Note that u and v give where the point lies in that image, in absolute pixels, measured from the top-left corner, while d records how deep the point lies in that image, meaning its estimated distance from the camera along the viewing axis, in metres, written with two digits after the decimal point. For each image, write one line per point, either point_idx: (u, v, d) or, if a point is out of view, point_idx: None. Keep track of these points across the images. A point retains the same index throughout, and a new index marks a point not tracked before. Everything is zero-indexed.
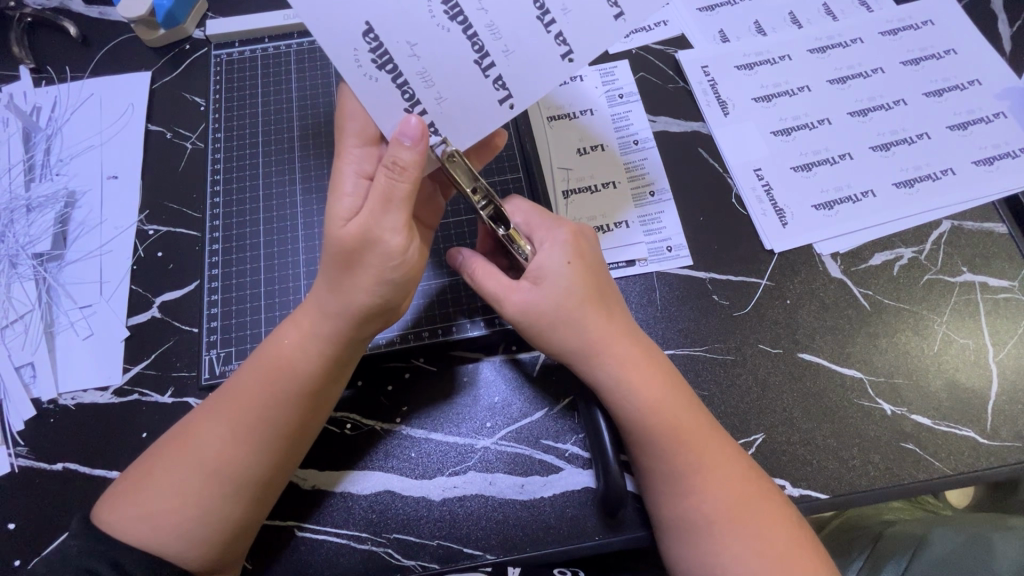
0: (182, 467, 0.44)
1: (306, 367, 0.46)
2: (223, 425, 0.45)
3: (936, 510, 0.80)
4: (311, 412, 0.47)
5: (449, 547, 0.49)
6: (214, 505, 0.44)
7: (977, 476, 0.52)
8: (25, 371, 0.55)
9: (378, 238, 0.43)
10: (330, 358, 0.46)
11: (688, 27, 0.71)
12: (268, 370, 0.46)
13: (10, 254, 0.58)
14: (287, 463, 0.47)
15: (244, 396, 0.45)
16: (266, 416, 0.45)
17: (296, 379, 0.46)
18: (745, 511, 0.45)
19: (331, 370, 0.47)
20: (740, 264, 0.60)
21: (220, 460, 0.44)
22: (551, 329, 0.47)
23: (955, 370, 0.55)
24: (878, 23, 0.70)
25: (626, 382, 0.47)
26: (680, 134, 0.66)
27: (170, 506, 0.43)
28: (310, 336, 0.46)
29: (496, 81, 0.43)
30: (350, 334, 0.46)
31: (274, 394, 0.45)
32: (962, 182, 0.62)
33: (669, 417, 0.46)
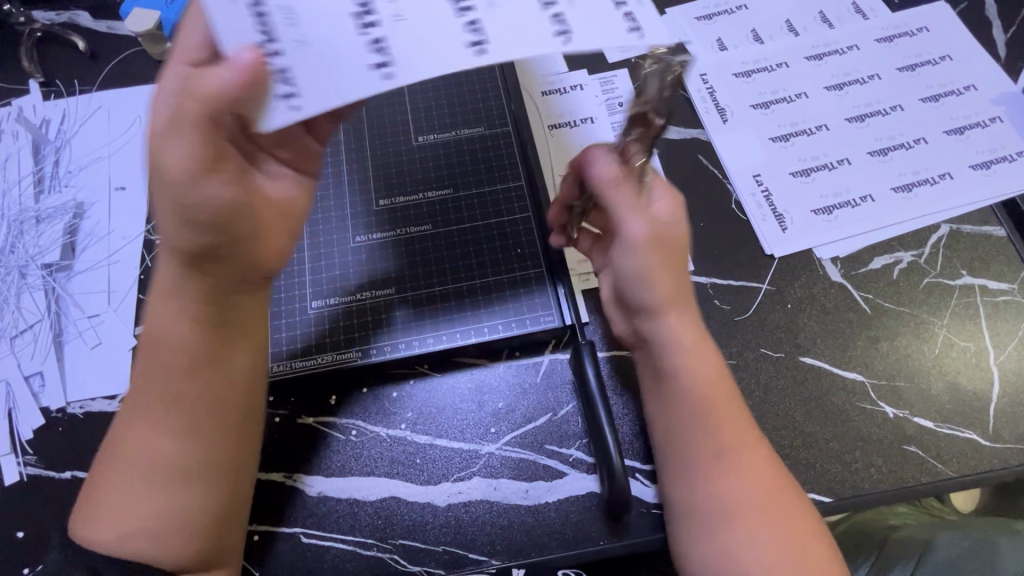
0: (127, 477, 0.43)
1: (182, 332, 0.43)
2: (140, 419, 0.43)
3: (941, 514, 0.80)
4: (216, 382, 0.44)
5: (455, 553, 0.49)
6: (173, 496, 0.43)
7: (980, 479, 0.52)
8: (34, 381, 0.55)
9: (162, 159, 0.37)
10: (212, 329, 0.44)
11: (686, 36, 0.72)
12: (157, 360, 0.43)
13: (19, 265, 0.59)
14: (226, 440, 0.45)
15: (153, 391, 0.43)
16: (172, 394, 0.43)
17: (179, 350, 0.43)
18: (770, 504, 0.44)
19: (216, 330, 0.44)
20: (740, 269, 0.60)
21: (156, 457, 0.43)
22: (658, 273, 0.46)
23: (956, 373, 0.56)
24: (873, 30, 0.71)
25: (699, 357, 0.47)
26: (680, 141, 0.66)
27: (130, 513, 0.42)
28: (172, 307, 0.42)
29: (469, 24, 0.37)
30: (209, 297, 0.43)
31: (173, 378, 0.43)
32: (960, 186, 0.63)
33: (727, 399, 0.47)
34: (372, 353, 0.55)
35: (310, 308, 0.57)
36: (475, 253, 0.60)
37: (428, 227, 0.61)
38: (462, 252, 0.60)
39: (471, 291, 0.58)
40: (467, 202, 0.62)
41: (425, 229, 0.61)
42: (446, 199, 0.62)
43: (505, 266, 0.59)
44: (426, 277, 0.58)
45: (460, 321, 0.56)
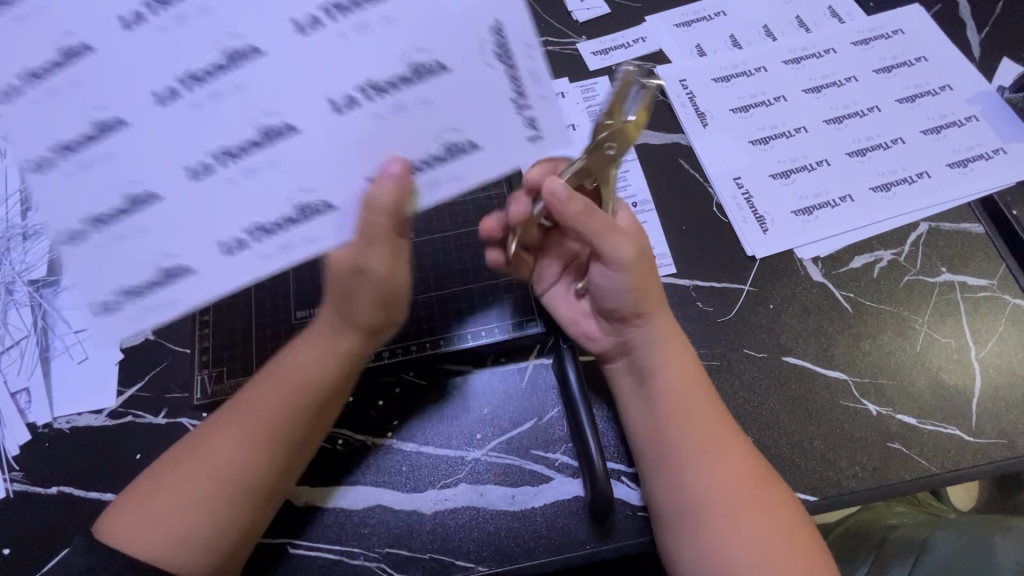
0: (182, 471, 0.44)
1: (317, 378, 0.47)
2: (229, 434, 0.45)
3: (939, 512, 0.80)
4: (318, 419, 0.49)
5: (442, 560, 0.49)
6: (216, 514, 0.44)
7: (964, 474, 0.52)
8: (20, 397, 0.55)
9: None
10: (344, 372, 0.48)
11: (666, 43, 0.74)
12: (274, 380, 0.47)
13: (5, 281, 0.59)
14: (290, 467, 0.48)
15: (254, 400, 0.46)
16: (276, 427, 0.46)
17: (306, 391, 0.46)
18: (759, 493, 0.46)
19: (345, 372, 0.48)
20: (723, 272, 0.61)
21: (223, 461, 0.45)
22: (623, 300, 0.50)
23: (938, 369, 0.56)
24: (849, 33, 0.73)
25: (661, 372, 0.50)
26: (660, 146, 0.67)
27: (173, 521, 0.43)
28: (331, 330, 0.47)
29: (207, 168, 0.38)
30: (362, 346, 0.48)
31: (282, 401, 0.46)
32: (937, 184, 0.64)
33: (689, 413, 0.48)
34: None
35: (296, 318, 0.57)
36: (457, 263, 0.59)
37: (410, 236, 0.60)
38: (446, 261, 0.59)
39: (457, 298, 0.58)
40: (450, 207, 0.62)
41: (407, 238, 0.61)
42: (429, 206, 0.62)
43: (488, 274, 0.59)
44: None
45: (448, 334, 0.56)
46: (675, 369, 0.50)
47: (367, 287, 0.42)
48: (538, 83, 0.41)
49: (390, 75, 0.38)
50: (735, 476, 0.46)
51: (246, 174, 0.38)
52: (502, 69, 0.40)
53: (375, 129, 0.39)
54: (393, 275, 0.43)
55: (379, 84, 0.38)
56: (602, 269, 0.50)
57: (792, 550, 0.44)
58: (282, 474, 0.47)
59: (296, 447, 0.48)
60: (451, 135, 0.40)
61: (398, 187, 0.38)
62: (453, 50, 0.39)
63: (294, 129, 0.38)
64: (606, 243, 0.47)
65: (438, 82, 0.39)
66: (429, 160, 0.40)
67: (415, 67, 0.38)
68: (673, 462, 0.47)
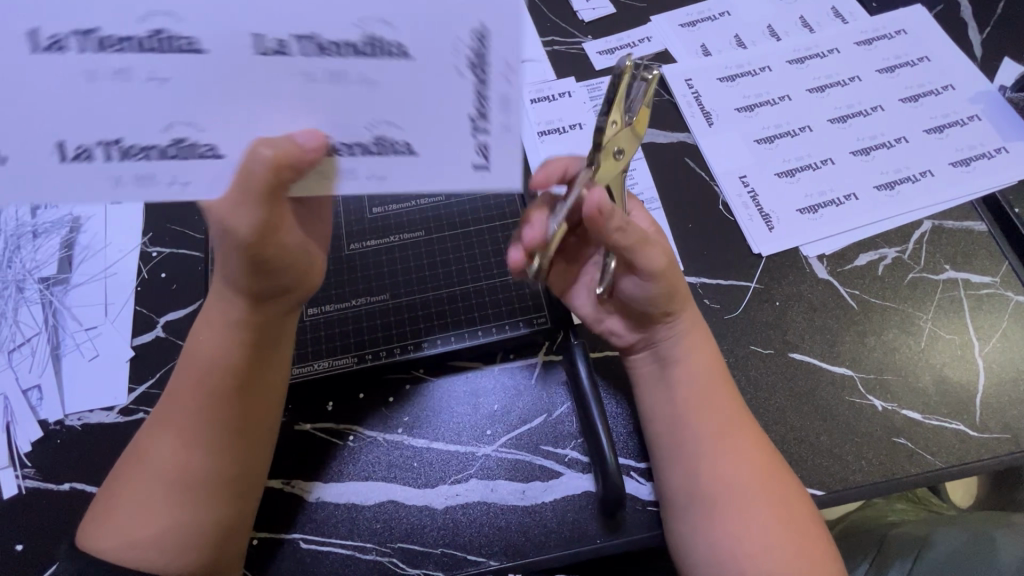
0: (136, 478, 0.46)
1: (222, 361, 0.48)
2: (172, 432, 0.47)
3: (939, 509, 0.81)
4: (252, 399, 0.48)
5: (453, 555, 0.50)
6: (187, 514, 0.45)
7: (968, 469, 0.53)
8: (31, 394, 0.55)
9: None
10: (251, 347, 0.48)
11: (671, 43, 0.74)
12: (192, 374, 0.48)
13: (16, 279, 0.60)
14: (246, 454, 0.48)
15: (179, 399, 0.47)
16: (214, 415, 0.47)
17: (223, 374, 0.47)
18: (771, 480, 0.47)
19: (251, 351, 0.48)
20: (729, 269, 0.61)
21: (170, 461, 0.46)
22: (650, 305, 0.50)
23: (942, 365, 0.57)
24: (852, 33, 0.73)
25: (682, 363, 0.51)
26: (667, 144, 0.68)
27: (145, 524, 0.45)
28: (223, 309, 0.48)
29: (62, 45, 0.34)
30: (264, 317, 0.48)
31: (206, 392, 0.47)
32: (940, 182, 0.64)
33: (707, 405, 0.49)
34: (367, 357, 0.56)
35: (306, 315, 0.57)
36: (467, 261, 0.60)
37: (421, 234, 0.62)
38: (455, 258, 0.60)
39: (466, 296, 0.58)
40: (458, 207, 0.63)
41: (417, 236, 0.62)
42: (438, 205, 0.63)
43: (497, 271, 0.60)
44: (419, 283, 0.59)
45: (459, 330, 0.57)
46: (695, 357, 0.51)
47: (241, 245, 0.42)
48: (504, 98, 0.37)
49: (342, 39, 0.35)
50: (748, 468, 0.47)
51: (117, 75, 0.35)
52: (471, 79, 0.36)
53: (295, 85, 0.36)
54: (275, 238, 0.43)
55: (326, 43, 0.35)
56: (634, 278, 0.49)
57: (799, 536, 0.45)
58: (240, 461, 0.48)
59: (239, 432, 0.47)
60: (376, 126, 0.37)
61: (288, 148, 0.36)
62: (426, 53, 0.36)
63: (199, 50, 0.35)
64: (640, 254, 0.46)
65: (395, 67, 0.36)
66: (349, 145, 0.38)
67: (371, 39, 0.35)
68: (690, 446, 0.48)
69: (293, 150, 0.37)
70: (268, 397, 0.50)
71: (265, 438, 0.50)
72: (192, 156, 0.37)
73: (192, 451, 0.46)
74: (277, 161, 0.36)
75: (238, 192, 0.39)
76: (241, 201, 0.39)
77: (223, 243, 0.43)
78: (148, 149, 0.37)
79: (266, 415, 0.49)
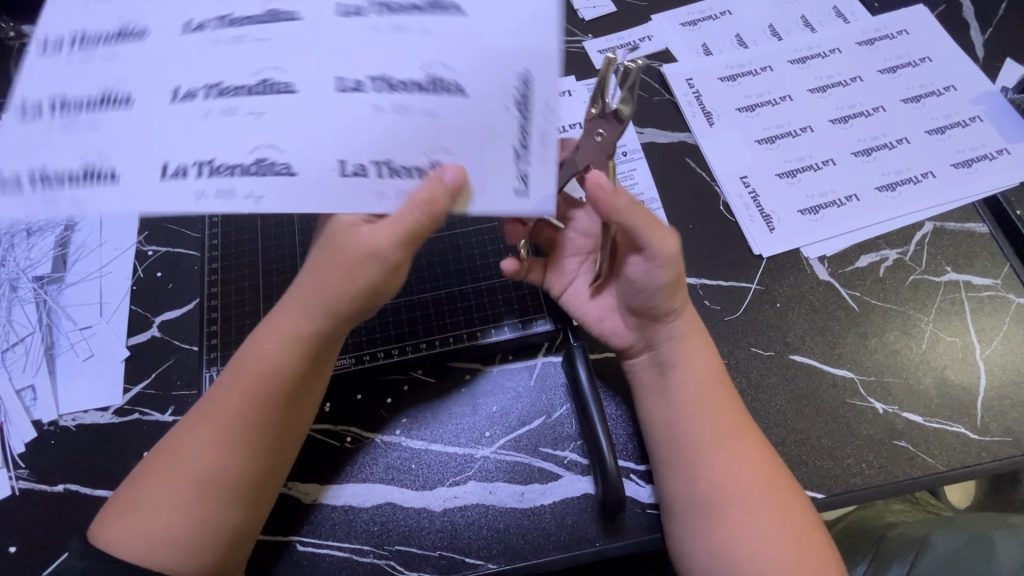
0: (167, 474, 0.44)
1: (279, 367, 0.45)
2: (210, 434, 0.44)
3: (936, 510, 0.81)
4: (297, 409, 0.47)
5: (451, 558, 0.49)
6: (210, 516, 0.44)
7: (969, 471, 0.53)
8: (25, 395, 0.55)
9: None
10: (312, 359, 0.46)
11: (672, 42, 0.74)
12: (245, 376, 0.45)
13: (10, 278, 0.59)
14: (279, 460, 0.47)
15: (226, 400, 0.45)
16: (258, 421, 0.45)
17: (275, 380, 0.45)
18: (771, 485, 0.46)
19: (310, 361, 0.46)
20: (729, 270, 0.61)
21: (205, 463, 0.44)
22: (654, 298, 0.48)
23: (943, 368, 0.56)
24: (854, 33, 0.73)
25: (686, 365, 0.50)
26: (667, 144, 0.68)
27: (168, 523, 0.43)
28: (303, 316, 0.44)
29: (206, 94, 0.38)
30: (334, 332, 0.46)
31: (255, 398, 0.45)
32: (942, 184, 0.64)
33: (710, 407, 0.49)
34: (365, 358, 0.55)
35: None
36: (466, 262, 0.60)
37: None
38: (454, 260, 0.60)
39: (466, 296, 0.58)
40: None
41: None
42: None
43: (496, 271, 0.59)
44: (417, 284, 0.59)
45: (458, 331, 0.56)
46: (694, 361, 0.50)
47: (382, 268, 0.41)
48: (549, 123, 0.38)
49: (409, 79, 0.37)
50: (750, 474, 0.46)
51: (224, 112, 0.38)
52: (516, 114, 0.38)
53: (360, 117, 0.38)
54: (403, 267, 0.43)
55: (394, 78, 0.37)
56: (641, 264, 0.47)
57: (801, 542, 0.45)
58: (273, 467, 0.46)
59: (280, 439, 0.46)
60: (438, 155, 0.38)
61: (440, 189, 0.38)
62: (483, 101, 0.38)
63: (292, 91, 0.38)
64: (647, 233, 0.45)
65: (450, 109, 0.38)
66: (403, 169, 0.38)
67: (433, 81, 0.37)
68: (689, 451, 0.48)
69: (447, 192, 0.38)
70: (309, 405, 0.48)
71: (298, 444, 0.49)
72: (270, 173, 0.38)
73: (230, 455, 0.44)
74: (442, 195, 0.38)
75: (401, 232, 0.39)
76: (409, 234, 0.40)
77: (346, 270, 0.42)
78: (232, 168, 0.37)
79: (303, 423, 0.48)
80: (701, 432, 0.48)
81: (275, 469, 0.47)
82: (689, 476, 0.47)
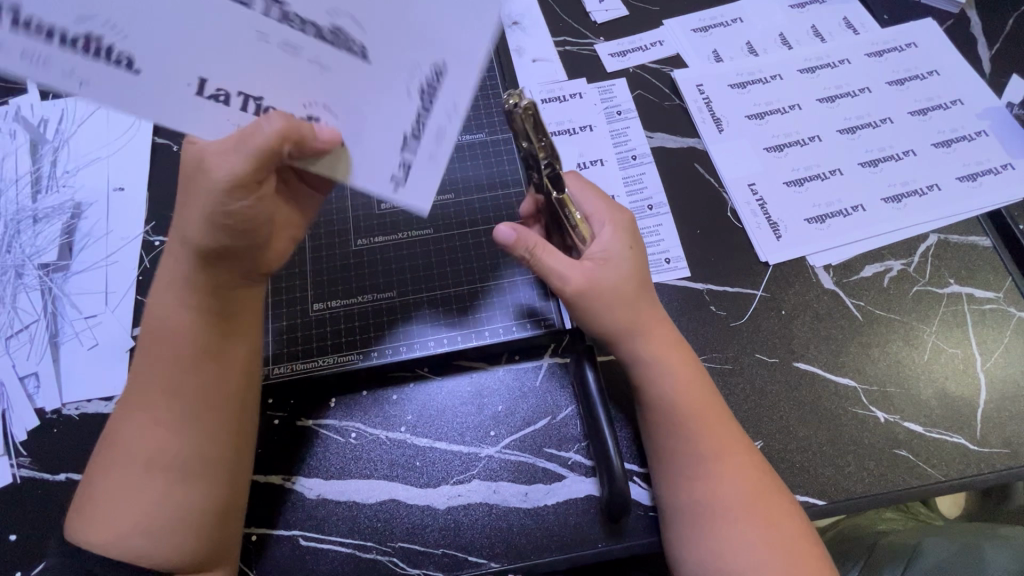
0: (113, 467, 0.43)
1: (181, 327, 0.45)
2: (141, 413, 0.44)
3: (928, 519, 0.82)
4: (220, 367, 0.46)
5: (454, 556, 0.50)
6: (169, 495, 0.43)
7: (967, 482, 0.53)
8: (28, 382, 0.55)
9: None
10: (209, 312, 0.46)
11: (683, 47, 0.74)
12: (153, 343, 0.46)
13: (15, 265, 0.59)
14: (224, 427, 0.46)
15: (147, 373, 0.45)
16: (185, 385, 0.45)
17: (180, 341, 0.45)
18: (761, 502, 0.46)
19: (212, 316, 0.46)
20: (736, 276, 0.61)
21: (146, 445, 0.44)
22: (604, 307, 0.49)
23: (945, 379, 0.57)
24: (864, 44, 0.73)
25: (666, 370, 0.49)
26: (676, 149, 0.68)
27: (127, 513, 0.42)
28: (178, 269, 0.45)
29: None
30: (222, 278, 0.46)
31: (167, 363, 0.45)
32: (947, 197, 0.65)
33: (699, 415, 0.48)
34: (373, 355, 0.55)
35: (311, 309, 0.57)
36: (475, 261, 0.60)
37: (429, 231, 0.61)
38: (463, 260, 0.60)
39: (474, 296, 0.58)
40: (468, 206, 0.63)
41: (427, 234, 0.61)
42: (447, 203, 0.63)
43: (505, 272, 0.59)
44: (427, 282, 0.59)
45: (416, 306, 0.58)
46: (678, 372, 0.50)
47: (210, 188, 0.41)
48: (442, 127, 0.43)
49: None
50: (735, 486, 0.46)
51: None
52: (417, 102, 0.42)
53: None
54: (251, 198, 0.42)
55: None
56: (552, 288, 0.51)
57: (789, 559, 0.45)
58: (216, 433, 0.46)
59: (213, 400, 0.46)
60: (314, 109, 0.41)
61: (300, 127, 0.39)
62: (390, 68, 0.40)
63: None
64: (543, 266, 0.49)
65: (355, 68, 0.40)
66: None
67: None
68: (683, 466, 0.48)
69: (302, 133, 0.39)
70: (234, 367, 0.47)
71: (242, 412, 0.48)
72: None
73: (167, 432, 0.44)
74: (285, 131, 0.39)
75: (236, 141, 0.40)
76: (243, 155, 0.40)
77: (191, 189, 0.43)
78: None
79: (237, 389, 0.47)
80: (696, 447, 0.48)
81: (224, 438, 0.46)
82: (679, 488, 0.47)
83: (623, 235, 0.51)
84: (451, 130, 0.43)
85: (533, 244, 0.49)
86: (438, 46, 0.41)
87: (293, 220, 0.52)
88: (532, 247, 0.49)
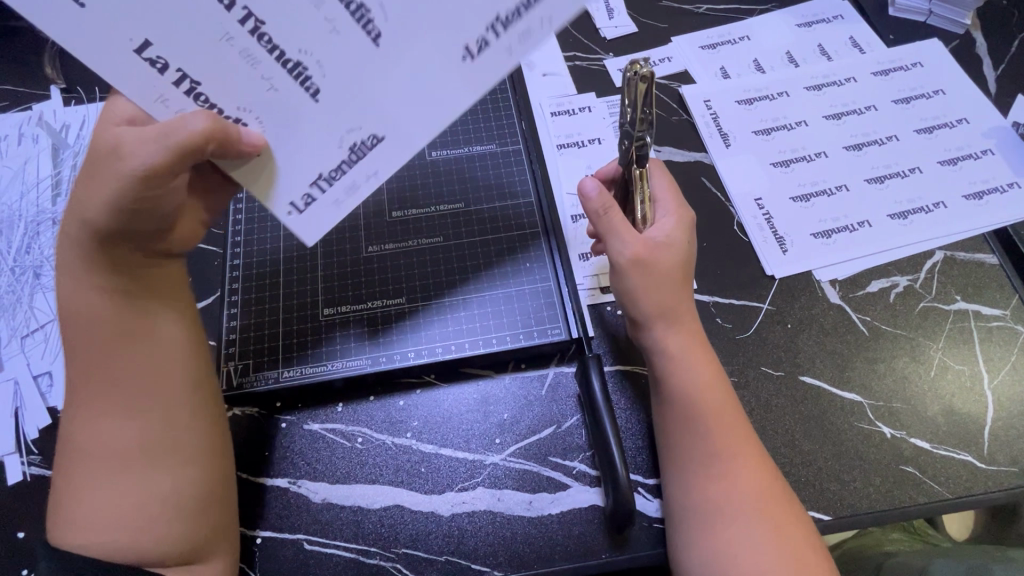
0: (76, 471, 0.44)
1: (98, 314, 0.46)
2: (87, 413, 0.45)
3: (935, 540, 0.81)
4: (146, 349, 0.46)
5: (457, 564, 0.49)
6: (138, 486, 0.44)
7: (975, 500, 0.53)
8: (42, 381, 0.55)
9: None
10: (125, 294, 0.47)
11: (691, 64, 0.75)
12: (79, 338, 0.46)
13: (34, 265, 0.60)
14: (171, 410, 0.46)
15: (81, 371, 0.45)
16: (116, 374, 0.45)
17: (99, 331, 0.46)
18: (772, 505, 0.46)
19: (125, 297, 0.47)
20: (742, 289, 0.62)
21: (101, 442, 0.44)
22: (644, 286, 0.50)
23: (951, 396, 0.57)
24: (870, 63, 0.75)
25: (689, 363, 0.50)
26: (683, 163, 0.69)
27: (100, 512, 0.43)
28: None
29: None
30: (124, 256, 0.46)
31: (103, 355, 0.45)
32: (953, 214, 0.65)
33: (716, 412, 0.49)
34: (381, 361, 0.56)
35: (321, 314, 0.58)
36: (483, 268, 0.61)
37: (438, 239, 0.62)
38: (472, 268, 0.61)
39: (477, 303, 0.59)
40: (477, 216, 0.64)
41: (436, 242, 0.62)
42: (457, 212, 0.64)
43: (511, 282, 0.60)
44: (434, 289, 0.60)
45: (418, 312, 0.58)
46: (699, 366, 0.50)
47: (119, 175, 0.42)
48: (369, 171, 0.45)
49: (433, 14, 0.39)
50: (747, 484, 0.47)
51: None
52: (344, 154, 0.44)
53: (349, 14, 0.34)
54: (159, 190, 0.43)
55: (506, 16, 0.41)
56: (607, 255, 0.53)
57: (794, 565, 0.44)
58: (165, 416, 0.46)
59: (153, 385, 0.46)
60: (245, 115, 0.42)
61: (227, 129, 0.41)
62: (335, 114, 0.42)
63: None
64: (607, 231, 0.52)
65: (302, 100, 0.42)
66: (335, 173, 0.45)
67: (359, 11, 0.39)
68: (695, 462, 0.48)
69: (232, 137, 0.41)
70: (161, 347, 0.47)
71: (186, 394, 0.47)
72: None
73: (115, 427, 0.44)
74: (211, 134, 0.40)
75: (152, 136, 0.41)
76: (155, 147, 0.41)
77: (96, 166, 0.44)
78: None
79: (174, 368, 0.47)
80: (710, 443, 0.48)
81: (175, 423, 0.46)
82: (688, 485, 0.48)
83: (683, 227, 0.53)
84: (366, 189, 0.46)
85: (605, 203, 0.51)
86: (385, 123, 0.43)
87: (197, 203, 0.51)
88: (606, 208, 0.51)
